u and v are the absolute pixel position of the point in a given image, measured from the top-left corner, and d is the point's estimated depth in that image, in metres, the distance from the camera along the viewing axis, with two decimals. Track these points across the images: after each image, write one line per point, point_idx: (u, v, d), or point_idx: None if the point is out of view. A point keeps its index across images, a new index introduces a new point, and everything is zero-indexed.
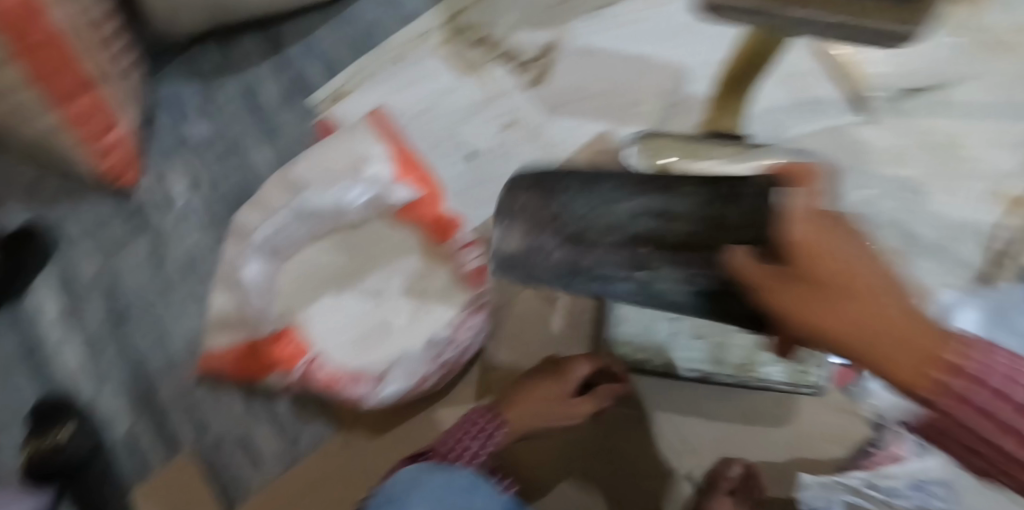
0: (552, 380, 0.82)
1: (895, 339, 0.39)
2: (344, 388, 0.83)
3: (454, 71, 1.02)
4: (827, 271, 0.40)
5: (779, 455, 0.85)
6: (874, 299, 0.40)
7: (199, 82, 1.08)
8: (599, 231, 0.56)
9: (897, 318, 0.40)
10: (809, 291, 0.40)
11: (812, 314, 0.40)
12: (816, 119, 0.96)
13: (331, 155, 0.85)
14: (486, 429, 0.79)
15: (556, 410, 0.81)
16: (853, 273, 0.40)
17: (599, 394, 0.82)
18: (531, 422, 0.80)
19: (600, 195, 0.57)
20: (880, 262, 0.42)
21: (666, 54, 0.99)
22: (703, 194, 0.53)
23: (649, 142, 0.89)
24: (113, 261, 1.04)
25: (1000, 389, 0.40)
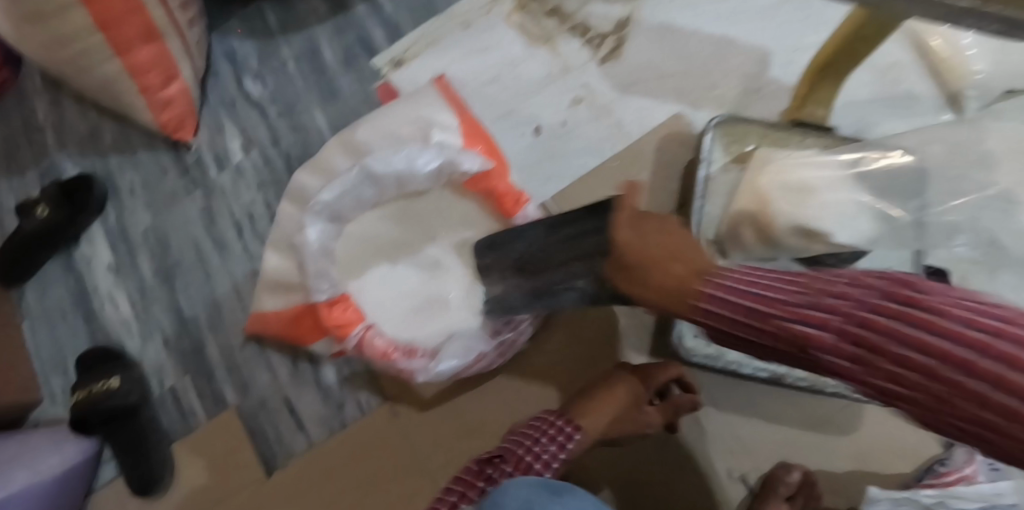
0: (626, 383, 0.77)
1: (664, 292, 0.49)
2: (400, 361, 0.79)
3: (524, 41, 0.98)
4: (642, 254, 0.51)
5: (840, 465, 0.82)
6: (666, 268, 0.49)
7: (260, 38, 1.07)
8: (535, 254, 0.72)
9: (659, 275, 0.50)
10: (632, 273, 0.52)
11: (636, 284, 0.52)
12: (907, 116, 0.91)
13: (399, 121, 0.83)
14: (564, 432, 0.71)
15: (632, 416, 0.76)
16: (659, 254, 0.50)
17: (671, 403, 0.78)
18: (606, 426, 0.74)
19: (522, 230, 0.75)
20: (670, 235, 0.52)
21: (749, 37, 0.94)
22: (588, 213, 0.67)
23: (727, 128, 0.80)
24: (167, 214, 1.04)
25: (739, 302, 0.46)
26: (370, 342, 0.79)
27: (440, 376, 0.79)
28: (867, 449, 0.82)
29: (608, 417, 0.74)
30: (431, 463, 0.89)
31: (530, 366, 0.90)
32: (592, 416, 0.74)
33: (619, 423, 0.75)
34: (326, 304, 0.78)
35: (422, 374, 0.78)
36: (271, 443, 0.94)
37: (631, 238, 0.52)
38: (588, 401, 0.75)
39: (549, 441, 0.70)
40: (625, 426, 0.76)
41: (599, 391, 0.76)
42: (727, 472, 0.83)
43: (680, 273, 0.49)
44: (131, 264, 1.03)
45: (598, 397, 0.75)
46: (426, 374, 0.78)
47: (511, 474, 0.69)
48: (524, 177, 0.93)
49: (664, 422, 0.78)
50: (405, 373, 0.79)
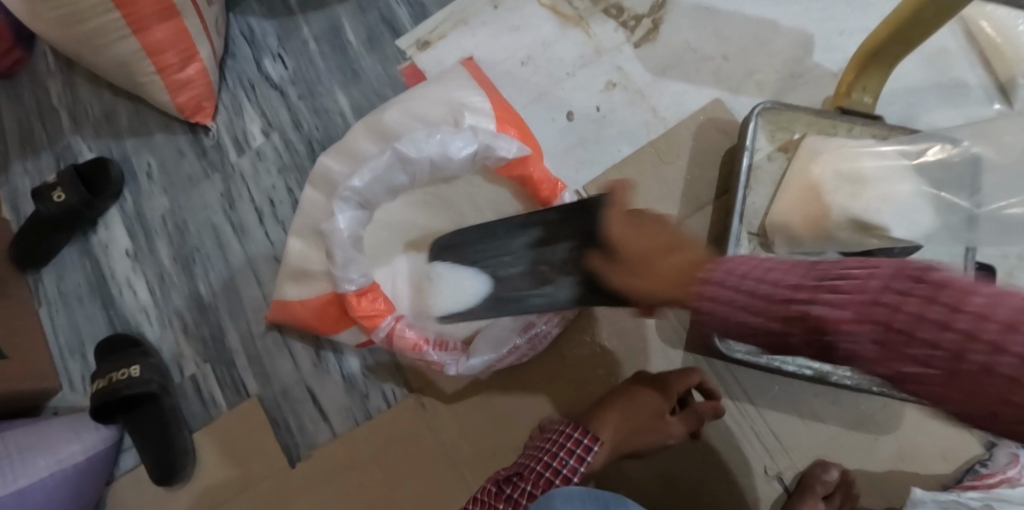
0: (649, 391, 0.74)
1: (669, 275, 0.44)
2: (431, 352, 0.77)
3: (556, 21, 0.94)
4: (637, 251, 0.48)
5: (879, 465, 0.80)
6: (662, 265, 0.45)
7: (280, 17, 1.03)
8: (504, 261, 0.67)
9: (669, 265, 0.45)
10: (630, 273, 0.49)
11: (626, 283, 0.50)
12: (958, 105, 0.87)
13: (428, 104, 0.81)
14: (583, 444, 0.68)
15: (656, 426, 0.72)
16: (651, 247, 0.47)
17: (693, 411, 0.76)
18: (632, 438, 0.71)
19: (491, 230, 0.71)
20: (669, 230, 0.48)
21: (793, 20, 0.90)
22: (570, 222, 0.61)
23: (773, 114, 0.75)
24: (185, 197, 1.01)
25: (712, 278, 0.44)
26: (397, 335, 0.76)
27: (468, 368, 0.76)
28: (910, 448, 0.80)
29: (632, 428, 0.71)
30: (457, 457, 0.87)
31: (561, 356, 0.87)
32: (614, 428, 0.70)
33: (645, 434, 0.72)
34: (354, 294, 0.75)
35: (455, 367, 0.76)
36: (293, 433, 0.92)
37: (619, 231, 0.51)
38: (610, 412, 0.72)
39: (567, 455, 0.67)
40: (650, 437, 0.72)
41: (620, 400, 0.73)
42: (762, 470, 0.81)
43: (674, 265, 0.45)
44: (149, 249, 1.01)
45: (621, 408, 0.72)
46: (458, 365, 0.76)
47: (530, 492, 0.65)
48: (556, 162, 0.90)
49: (689, 430, 0.75)
50: (438, 364, 0.77)
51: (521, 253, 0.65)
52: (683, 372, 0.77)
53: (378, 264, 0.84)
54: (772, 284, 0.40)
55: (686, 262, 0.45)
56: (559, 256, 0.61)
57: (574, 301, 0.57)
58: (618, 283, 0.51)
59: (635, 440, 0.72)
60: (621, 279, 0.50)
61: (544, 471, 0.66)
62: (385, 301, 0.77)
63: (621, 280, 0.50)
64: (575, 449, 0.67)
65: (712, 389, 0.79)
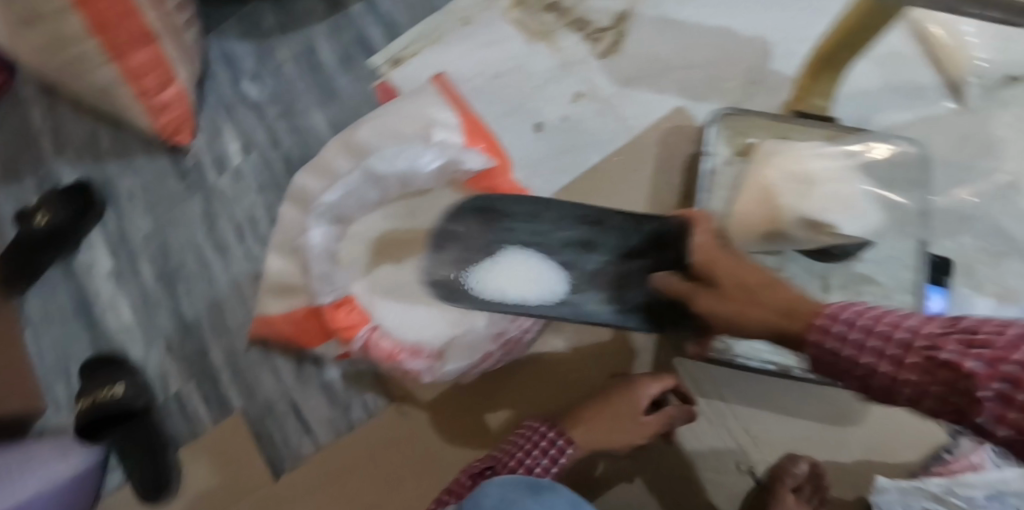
0: (621, 396, 0.74)
1: (764, 309, 0.56)
2: (409, 363, 0.79)
3: (522, 37, 0.96)
4: (752, 285, 0.57)
5: (849, 456, 0.82)
6: (771, 297, 0.56)
7: (257, 40, 1.06)
8: (542, 246, 0.74)
9: (776, 305, 0.55)
10: (705, 293, 0.59)
11: (727, 309, 0.57)
12: (914, 107, 0.90)
13: (400, 120, 0.84)
14: (556, 446, 0.72)
15: (626, 429, 0.73)
16: (750, 279, 0.57)
17: (664, 415, 0.74)
18: (599, 440, 0.73)
19: (527, 210, 0.74)
20: (764, 271, 0.58)
21: (751, 27, 0.93)
22: (619, 234, 0.73)
23: (731, 121, 0.79)
24: (167, 218, 1.03)
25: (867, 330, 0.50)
26: (373, 345, 0.79)
27: (443, 375, 0.79)
28: (879, 439, 0.82)
29: (602, 432, 0.73)
30: (436, 464, 0.88)
31: (535, 361, 0.89)
32: (584, 429, 0.73)
33: (611, 436, 0.73)
34: (331, 306, 0.77)
35: (432, 374, 0.79)
36: (278, 446, 0.94)
37: (727, 266, 0.58)
38: (580, 414, 0.75)
39: (541, 455, 0.71)
40: (618, 440, 0.73)
41: (592, 405, 0.74)
42: (734, 465, 0.83)
43: (781, 298, 0.56)
44: (133, 270, 1.03)
45: (592, 413, 0.74)
46: (436, 373, 0.79)
47: None
48: (530, 173, 0.91)
49: (660, 432, 0.74)
50: (416, 373, 0.79)
51: (556, 249, 0.74)
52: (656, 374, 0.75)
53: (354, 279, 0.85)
54: (905, 335, 0.49)
55: (790, 300, 0.55)
56: (591, 265, 0.73)
57: (624, 307, 0.71)
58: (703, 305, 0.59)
59: (603, 442, 0.73)
60: (733, 312, 0.57)
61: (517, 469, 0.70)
62: (359, 312, 0.79)
63: (707, 303, 0.59)
64: (550, 452, 0.72)
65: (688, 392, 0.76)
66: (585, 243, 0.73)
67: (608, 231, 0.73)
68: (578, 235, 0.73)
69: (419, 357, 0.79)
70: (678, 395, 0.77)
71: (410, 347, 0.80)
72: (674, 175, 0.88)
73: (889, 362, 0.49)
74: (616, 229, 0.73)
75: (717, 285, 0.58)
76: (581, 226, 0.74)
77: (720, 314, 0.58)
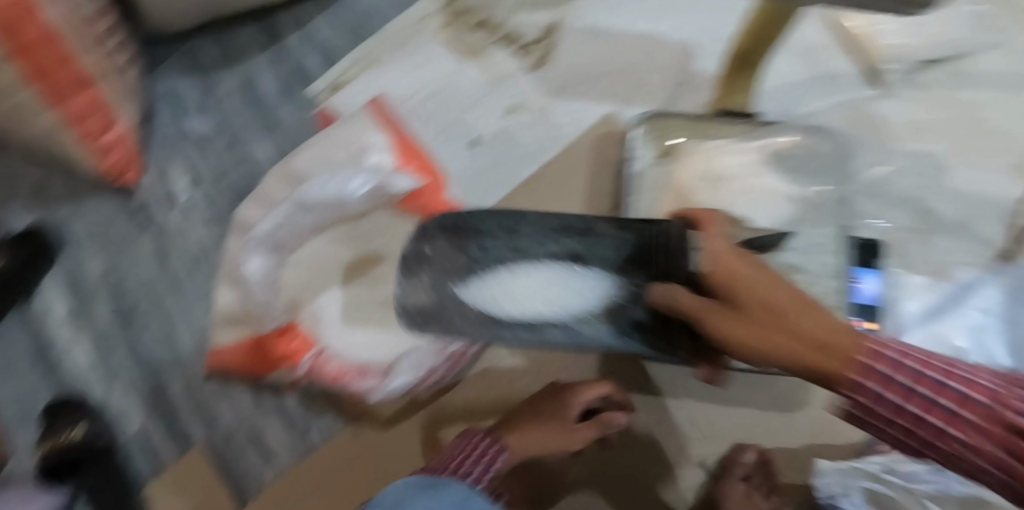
0: (556, 404, 0.80)
1: (795, 333, 0.49)
2: (352, 385, 0.82)
3: (454, 55, 0.99)
4: (776, 303, 0.51)
5: (797, 441, 0.84)
6: (808, 324, 0.50)
7: (197, 75, 1.07)
8: (532, 250, 0.73)
9: (828, 329, 0.49)
10: (728, 315, 0.53)
11: (755, 335, 0.51)
12: (834, 94, 0.93)
13: (334, 147, 0.85)
14: (489, 451, 0.76)
15: (561, 434, 0.78)
16: (770, 295, 0.51)
17: (597, 421, 0.80)
18: (534, 443, 0.78)
19: (502, 223, 0.75)
20: (786, 285, 0.53)
21: (674, 31, 0.97)
22: (609, 243, 0.71)
23: (655, 123, 0.81)
24: (120, 257, 1.03)
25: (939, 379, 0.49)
26: (317, 368, 0.83)
27: (389, 393, 0.83)
28: (824, 421, 0.84)
29: (537, 436, 0.78)
30: (393, 481, 0.89)
31: (487, 372, 0.90)
32: (519, 435, 0.78)
33: (546, 440, 0.78)
34: (276, 334, 0.82)
35: (378, 393, 0.82)
36: (241, 476, 0.94)
37: (741, 279, 0.52)
38: (518, 421, 0.80)
39: (475, 461, 0.74)
40: (555, 444, 0.78)
41: (530, 414, 0.80)
42: (684, 458, 0.85)
43: (817, 329, 0.49)
44: (88, 311, 1.02)
45: (528, 420, 0.79)
46: (381, 391, 0.82)
47: None
48: (468, 187, 0.94)
49: (596, 436, 0.80)
50: (361, 392, 0.83)
51: (538, 260, 0.73)
52: (589, 384, 0.81)
53: (290, 310, 0.85)
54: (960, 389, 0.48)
55: (832, 326, 0.50)
56: (590, 278, 0.71)
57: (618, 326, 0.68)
58: (727, 329, 0.52)
59: (541, 447, 0.78)
60: (737, 331, 0.51)
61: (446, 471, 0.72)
62: (303, 339, 0.83)
63: (721, 324, 0.53)
64: (480, 457, 0.75)
65: (621, 399, 0.82)
66: (576, 255, 0.72)
67: (598, 241, 0.72)
68: (566, 247, 0.72)
69: (362, 376, 0.82)
70: (616, 404, 0.83)
71: (355, 370, 0.83)
72: (605, 179, 0.92)
73: (940, 417, 0.48)
74: (607, 238, 0.71)
75: (741, 305, 0.52)
76: (570, 236, 0.73)
77: (749, 342, 0.51)
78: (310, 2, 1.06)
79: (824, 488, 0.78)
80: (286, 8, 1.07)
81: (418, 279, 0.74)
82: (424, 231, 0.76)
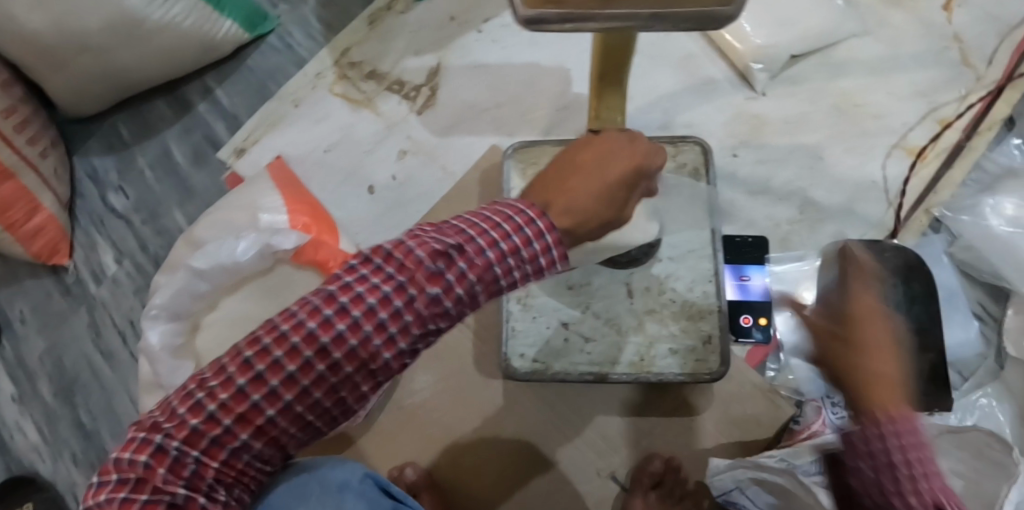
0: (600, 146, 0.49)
1: (868, 358, 0.59)
2: (200, 433, 0.40)
3: (349, 106, 1.04)
4: (867, 339, 0.61)
5: (704, 442, 0.86)
6: (880, 363, 0.58)
7: (116, 151, 1.12)
8: (897, 282, 0.81)
9: (876, 333, 0.62)
10: (869, 355, 0.59)
11: (869, 351, 0.60)
12: (709, 99, 0.97)
13: (231, 212, 0.91)
14: (507, 220, 0.43)
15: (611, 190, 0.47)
16: (888, 345, 0.61)
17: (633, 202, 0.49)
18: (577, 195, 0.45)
19: (921, 295, 0.81)
20: (880, 336, 0.61)
21: (552, 58, 1.02)
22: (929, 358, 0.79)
23: (525, 152, 0.88)
24: (58, 333, 1.07)
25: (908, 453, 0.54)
26: (119, 464, 0.40)
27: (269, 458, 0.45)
28: (728, 421, 0.86)
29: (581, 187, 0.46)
30: None
31: (401, 408, 0.91)
32: (572, 211, 0.45)
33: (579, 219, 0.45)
34: None
35: (300, 408, 0.42)
36: None
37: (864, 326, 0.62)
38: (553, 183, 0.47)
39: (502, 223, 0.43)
40: (610, 204, 0.47)
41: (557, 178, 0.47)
42: (597, 472, 0.86)
43: (888, 370, 0.58)
44: (34, 389, 1.06)
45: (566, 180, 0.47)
46: (302, 401, 0.42)
47: (367, 340, 0.41)
48: (368, 232, 0.97)
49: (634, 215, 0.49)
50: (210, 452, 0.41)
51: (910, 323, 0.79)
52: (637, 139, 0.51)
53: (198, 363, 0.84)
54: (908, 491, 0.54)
55: (891, 386, 0.57)
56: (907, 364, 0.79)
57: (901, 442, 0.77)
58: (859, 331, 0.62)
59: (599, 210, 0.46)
60: (870, 361, 0.59)
61: (472, 273, 0.42)
62: None
63: (873, 353, 0.59)
64: (487, 225, 0.42)
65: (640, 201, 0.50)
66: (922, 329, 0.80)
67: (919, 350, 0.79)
68: None
69: (238, 350, 0.41)
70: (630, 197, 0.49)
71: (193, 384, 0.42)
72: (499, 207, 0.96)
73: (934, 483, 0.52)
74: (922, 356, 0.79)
75: (858, 342, 0.61)
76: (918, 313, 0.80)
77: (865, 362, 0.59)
78: (214, 71, 1.11)
79: (720, 485, 0.78)
80: (193, 80, 1.12)
81: (865, 245, 0.83)
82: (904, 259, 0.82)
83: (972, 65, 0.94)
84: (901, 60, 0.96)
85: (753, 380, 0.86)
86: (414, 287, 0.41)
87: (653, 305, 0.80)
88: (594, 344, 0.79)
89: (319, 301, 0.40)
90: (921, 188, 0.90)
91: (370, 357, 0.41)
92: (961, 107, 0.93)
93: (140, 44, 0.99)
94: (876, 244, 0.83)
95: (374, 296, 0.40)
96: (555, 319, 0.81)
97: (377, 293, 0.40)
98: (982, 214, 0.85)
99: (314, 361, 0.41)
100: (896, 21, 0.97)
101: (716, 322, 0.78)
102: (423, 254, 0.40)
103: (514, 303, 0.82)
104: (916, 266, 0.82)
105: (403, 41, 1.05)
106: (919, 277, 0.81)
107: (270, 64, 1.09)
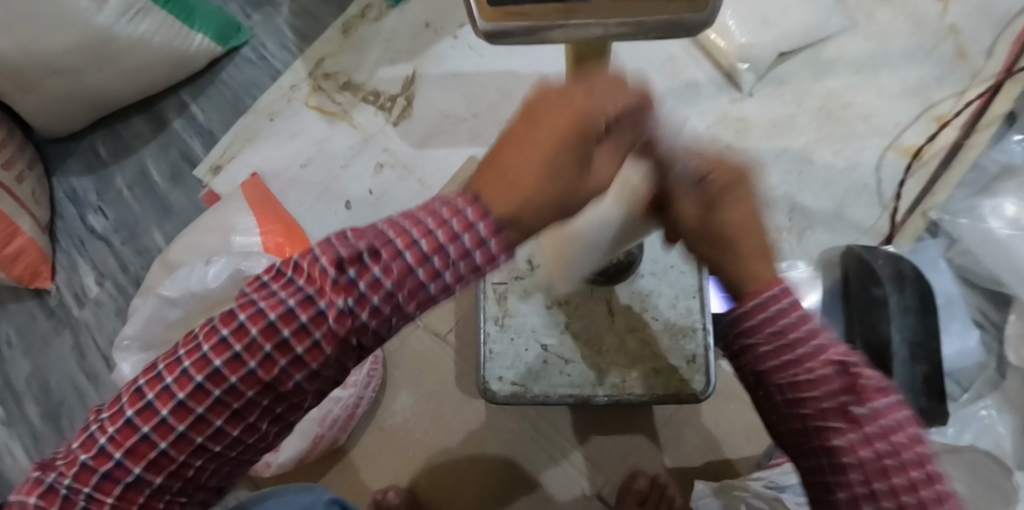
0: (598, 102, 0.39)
1: (746, 221, 0.44)
2: (99, 460, 0.40)
3: (325, 120, 1.01)
4: (736, 209, 0.44)
5: (692, 459, 0.83)
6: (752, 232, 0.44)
7: (93, 171, 1.10)
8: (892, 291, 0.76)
9: (740, 209, 0.44)
10: (721, 225, 0.44)
11: (741, 208, 0.44)
12: (693, 101, 0.93)
13: (205, 234, 0.89)
14: (440, 216, 0.38)
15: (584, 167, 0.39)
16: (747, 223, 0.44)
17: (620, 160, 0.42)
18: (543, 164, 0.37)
19: (920, 305, 0.76)
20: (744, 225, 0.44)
21: (529, 65, 0.99)
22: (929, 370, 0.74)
23: None
24: (41, 357, 1.06)
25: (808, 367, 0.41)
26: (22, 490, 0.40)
27: (185, 489, 0.43)
28: (714, 438, 0.83)
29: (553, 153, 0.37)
30: None
31: (382, 430, 0.89)
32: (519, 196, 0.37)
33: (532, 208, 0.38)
34: None
35: (202, 433, 0.40)
36: None
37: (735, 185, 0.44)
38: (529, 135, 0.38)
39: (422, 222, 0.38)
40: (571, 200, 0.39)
41: (523, 127, 0.39)
42: (582, 492, 0.84)
43: (759, 241, 0.44)
44: (19, 413, 1.04)
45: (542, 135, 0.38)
46: (202, 430, 0.40)
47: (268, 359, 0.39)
48: None
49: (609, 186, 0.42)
50: (116, 473, 0.40)
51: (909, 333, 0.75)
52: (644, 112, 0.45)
53: None
54: (831, 392, 0.40)
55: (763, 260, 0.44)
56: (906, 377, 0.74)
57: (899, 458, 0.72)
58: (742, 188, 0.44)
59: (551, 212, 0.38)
60: (745, 229, 0.44)
61: (387, 282, 0.38)
62: None
63: (748, 220, 0.44)
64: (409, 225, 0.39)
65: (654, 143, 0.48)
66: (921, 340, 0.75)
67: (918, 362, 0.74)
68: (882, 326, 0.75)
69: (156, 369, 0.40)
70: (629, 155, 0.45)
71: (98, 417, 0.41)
72: None
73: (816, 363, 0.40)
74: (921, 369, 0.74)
75: (722, 206, 0.44)
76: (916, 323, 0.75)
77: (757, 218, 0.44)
78: (189, 86, 1.09)
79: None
80: (168, 95, 1.09)
81: (862, 251, 0.80)
82: (900, 267, 0.78)
83: (968, 58, 0.90)
84: (894, 55, 0.91)
85: (742, 394, 0.84)
86: (320, 298, 0.38)
87: (634, 323, 0.77)
88: (573, 365, 0.77)
89: (221, 320, 0.39)
90: (915, 190, 0.87)
91: (277, 379, 0.40)
92: (958, 103, 0.88)
93: (110, 63, 0.97)
94: (871, 251, 0.80)
95: (276, 312, 0.38)
96: (534, 340, 0.78)
97: (278, 308, 0.38)
98: (982, 217, 0.80)
99: (213, 382, 0.39)
100: (886, 13, 0.93)
101: (701, 340, 0.75)
102: (326, 262, 0.37)
103: (492, 324, 0.79)
104: (915, 275, 0.77)
105: (378, 50, 1.02)
106: (918, 286, 0.77)
107: (245, 77, 1.07)
